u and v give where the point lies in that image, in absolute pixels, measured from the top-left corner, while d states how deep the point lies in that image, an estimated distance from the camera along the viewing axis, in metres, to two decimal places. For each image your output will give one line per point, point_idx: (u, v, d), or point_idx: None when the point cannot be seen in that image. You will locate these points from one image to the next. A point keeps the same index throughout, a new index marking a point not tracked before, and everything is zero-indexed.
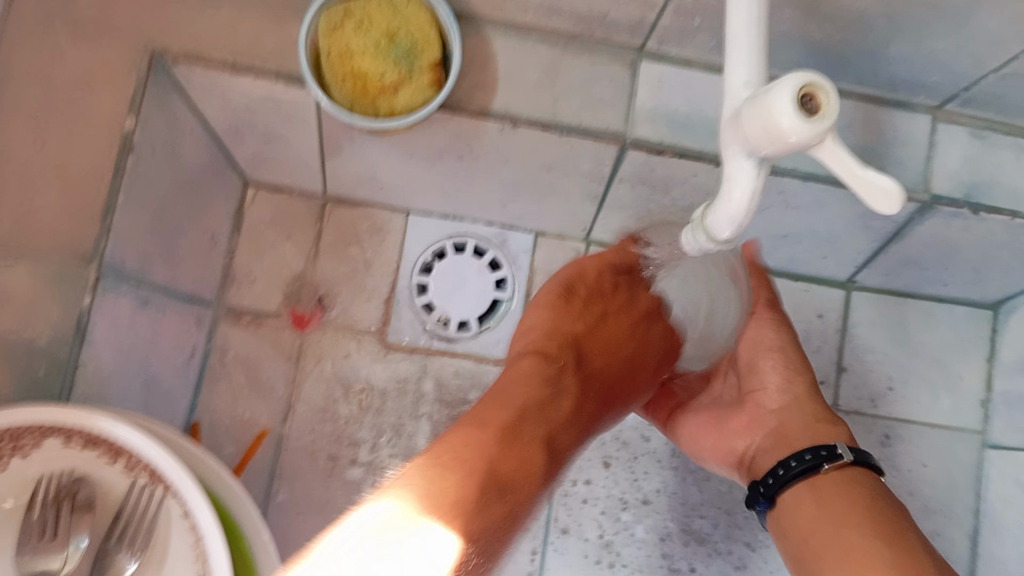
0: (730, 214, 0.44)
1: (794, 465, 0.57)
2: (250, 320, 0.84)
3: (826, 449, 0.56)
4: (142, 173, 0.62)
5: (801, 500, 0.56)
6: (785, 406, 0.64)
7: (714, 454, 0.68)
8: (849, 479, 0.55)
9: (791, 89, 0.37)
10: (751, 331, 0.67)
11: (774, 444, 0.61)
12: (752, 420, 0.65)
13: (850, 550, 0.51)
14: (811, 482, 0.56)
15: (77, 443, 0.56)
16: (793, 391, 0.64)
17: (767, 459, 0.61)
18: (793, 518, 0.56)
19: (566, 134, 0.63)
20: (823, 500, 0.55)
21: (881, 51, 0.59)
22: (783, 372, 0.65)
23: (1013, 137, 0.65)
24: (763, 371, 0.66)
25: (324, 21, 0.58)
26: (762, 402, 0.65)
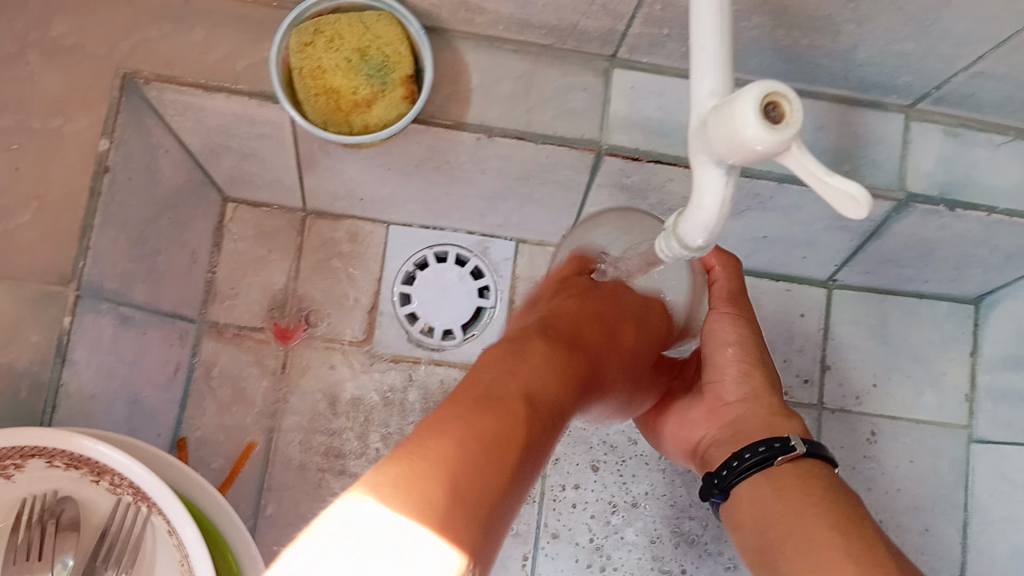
0: (701, 222, 0.44)
1: (748, 457, 0.55)
2: (234, 335, 0.84)
3: (779, 441, 0.54)
4: (119, 196, 0.62)
5: (759, 492, 0.53)
6: (744, 402, 0.61)
7: (680, 441, 0.66)
8: (805, 471, 0.53)
9: (755, 100, 0.37)
10: (710, 320, 0.62)
11: (726, 442, 0.59)
12: (712, 411, 0.62)
13: (807, 536, 0.48)
14: (766, 475, 0.54)
15: (61, 463, 0.55)
16: (751, 383, 0.61)
17: (721, 455, 0.59)
18: (749, 512, 0.53)
19: (542, 144, 0.63)
20: (780, 490, 0.52)
21: (850, 55, 0.59)
22: (743, 362, 0.61)
23: (988, 134, 0.65)
24: (719, 360, 0.62)
25: (294, 39, 0.58)
26: (720, 395, 0.62)
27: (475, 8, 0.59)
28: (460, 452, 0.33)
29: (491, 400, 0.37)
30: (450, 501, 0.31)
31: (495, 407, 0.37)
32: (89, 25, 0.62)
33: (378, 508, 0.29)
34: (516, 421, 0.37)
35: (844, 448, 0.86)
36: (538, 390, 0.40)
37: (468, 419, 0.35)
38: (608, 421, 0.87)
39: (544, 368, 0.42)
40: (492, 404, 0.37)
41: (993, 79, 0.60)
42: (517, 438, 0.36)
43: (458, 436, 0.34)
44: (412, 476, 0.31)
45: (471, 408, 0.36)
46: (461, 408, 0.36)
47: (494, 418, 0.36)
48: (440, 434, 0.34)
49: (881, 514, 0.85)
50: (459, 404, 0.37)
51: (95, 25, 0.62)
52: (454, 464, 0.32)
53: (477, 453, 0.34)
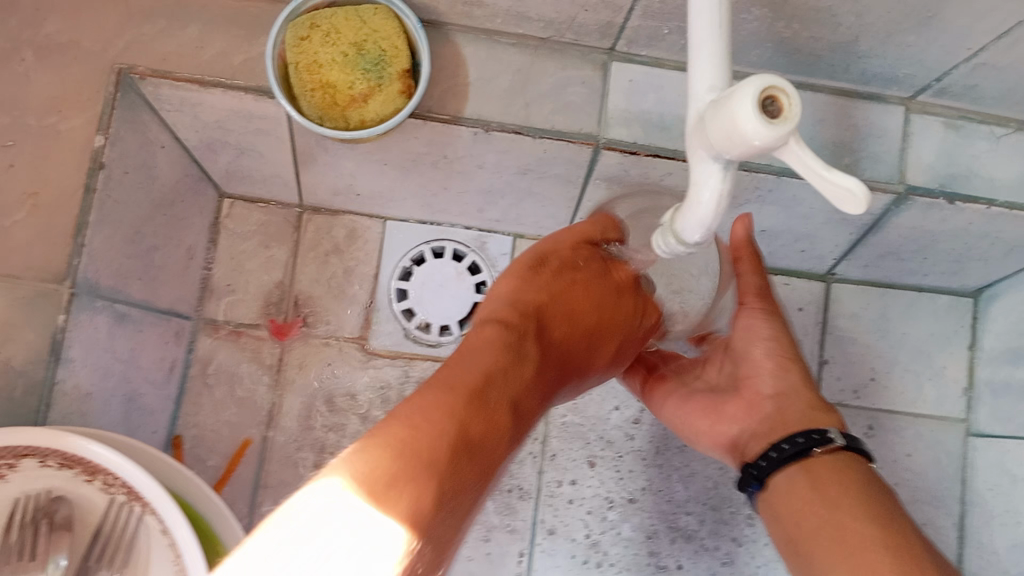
0: (698, 217, 0.44)
1: (788, 448, 0.54)
2: (230, 332, 0.83)
3: (819, 433, 0.54)
4: (114, 193, 0.62)
5: (795, 483, 0.53)
6: (781, 396, 0.59)
7: (703, 434, 0.64)
8: (844, 463, 0.53)
9: (752, 95, 0.37)
10: (745, 316, 0.60)
11: (765, 436, 0.58)
12: (745, 403, 0.60)
13: (845, 533, 0.49)
14: (802, 466, 0.53)
15: (54, 462, 0.55)
16: (789, 378, 0.59)
17: (761, 447, 0.58)
18: (787, 502, 0.53)
19: (540, 138, 0.63)
20: (819, 483, 0.52)
21: (850, 47, 0.59)
22: (779, 358, 0.60)
23: (988, 127, 0.65)
24: (756, 354, 0.60)
25: (290, 33, 0.58)
26: (754, 388, 0.60)
27: (473, 1, 0.59)
28: (434, 449, 0.37)
29: (468, 398, 0.42)
30: (423, 496, 0.35)
31: (481, 407, 0.43)
32: (83, 20, 0.61)
33: (358, 506, 0.32)
34: (487, 428, 0.41)
35: None
36: (506, 388, 0.46)
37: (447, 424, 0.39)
38: (604, 417, 0.87)
39: (520, 367, 0.49)
40: (479, 404, 0.43)
41: (995, 71, 0.59)
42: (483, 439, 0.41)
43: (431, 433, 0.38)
44: (388, 466, 0.35)
45: (446, 411, 0.40)
46: (445, 399, 0.41)
47: (480, 418, 0.42)
48: (415, 432, 0.38)
49: None
50: (439, 402, 0.41)
51: (89, 20, 0.62)
52: (424, 466, 0.36)
53: (448, 459, 0.38)
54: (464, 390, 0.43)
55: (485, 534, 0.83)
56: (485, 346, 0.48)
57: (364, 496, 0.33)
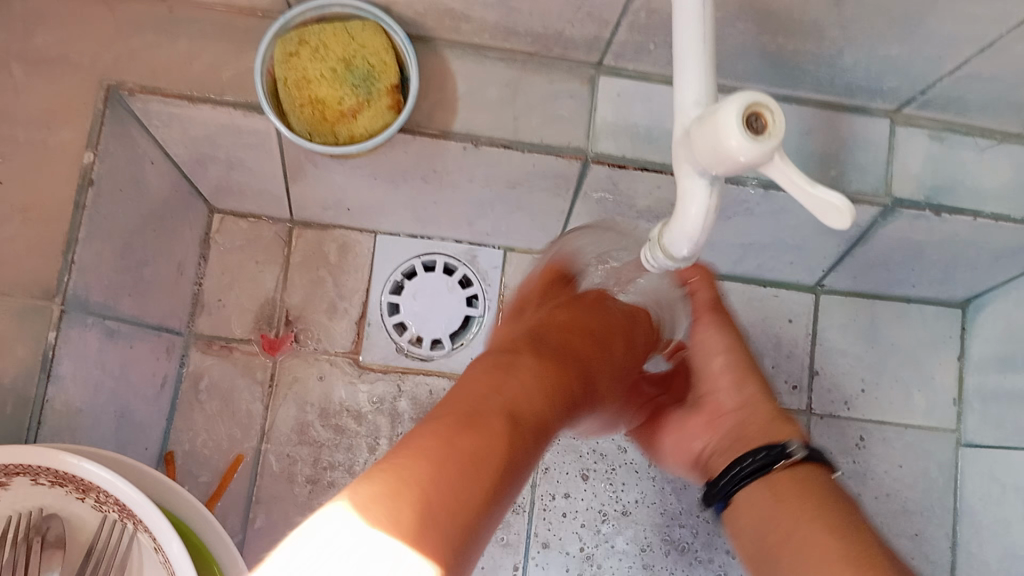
0: (686, 231, 0.44)
1: (747, 463, 0.54)
2: (221, 347, 0.83)
3: (778, 447, 0.54)
4: (104, 209, 0.62)
5: (756, 498, 0.53)
6: (741, 409, 0.59)
7: (680, 458, 0.64)
8: (803, 476, 0.52)
9: (737, 111, 0.37)
10: (697, 329, 0.63)
11: (728, 451, 0.57)
12: (709, 420, 0.61)
13: (807, 541, 0.47)
14: (764, 481, 0.53)
15: (45, 480, 0.54)
16: (748, 391, 0.60)
17: (722, 459, 0.58)
18: (749, 517, 0.52)
19: (529, 152, 0.63)
20: (778, 496, 0.51)
21: (835, 60, 0.59)
22: (735, 375, 0.61)
23: (973, 137, 0.66)
24: (713, 370, 0.62)
25: (279, 49, 0.58)
26: (717, 405, 0.61)
27: (460, 16, 0.59)
28: (430, 470, 0.35)
29: (492, 421, 0.40)
30: (432, 502, 0.34)
31: (477, 428, 0.39)
32: (72, 35, 0.62)
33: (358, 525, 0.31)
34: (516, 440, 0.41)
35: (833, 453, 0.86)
36: (508, 403, 0.43)
37: (452, 437, 0.38)
38: None
39: (521, 386, 0.44)
40: (473, 425, 0.40)
41: (979, 81, 0.60)
42: (491, 455, 0.39)
43: (439, 465, 0.36)
44: (389, 489, 0.34)
45: (438, 437, 0.38)
46: (450, 424, 0.39)
47: (475, 439, 0.39)
48: (420, 454, 0.36)
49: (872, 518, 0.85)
50: (435, 428, 0.39)
51: (79, 35, 0.62)
52: (430, 480, 0.35)
53: (462, 468, 0.37)
54: (458, 414, 0.40)
55: None
56: (476, 379, 0.45)
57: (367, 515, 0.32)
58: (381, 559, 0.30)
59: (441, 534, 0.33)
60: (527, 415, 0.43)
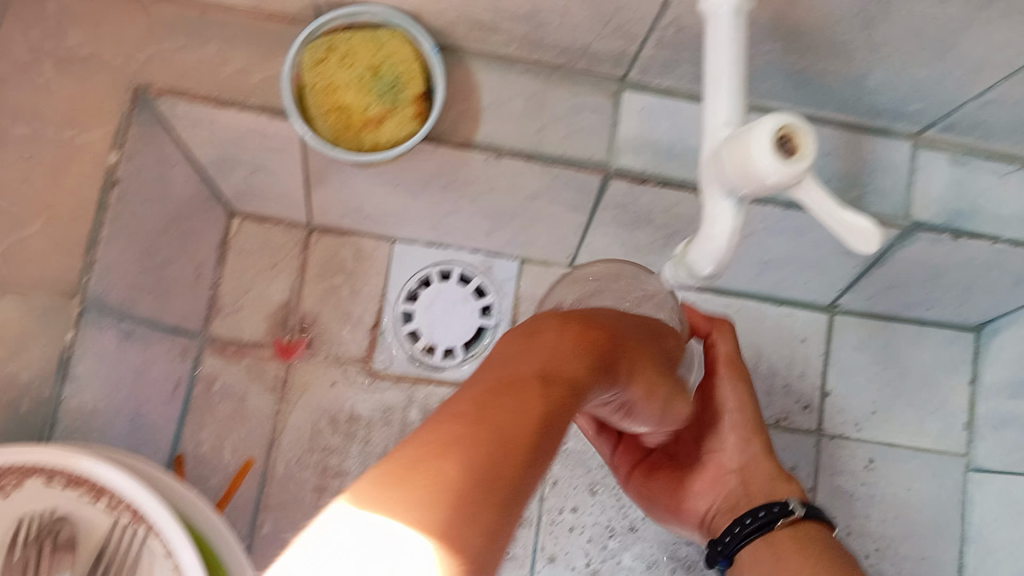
0: (709, 250, 0.44)
1: (749, 522, 0.59)
2: (235, 351, 0.83)
3: (780, 505, 0.59)
4: (127, 210, 0.62)
5: (759, 555, 0.58)
6: (744, 472, 0.64)
7: (674, 514, 0.68)
8: (802, 534, 0.58)
9: (770, 132, 0.38)
10: (710, 386, 0.63)
11: (733, 511, 0.63)
12: (710, 481, 0.65)
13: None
14: (766, 538, 0.59)
15: (60, 481, 0.55)
16: (752, 452, 0.64)
17: (726, 523, 0.63)
18: (752, 573, 0.58)
19: (549, 165, 0.63)
20: (780, 555, 0.57)
21: (862, 81, 0.60)
22: (740, 436, 0.64)
23: (993, 162, 0.66)
24: (721, 431, 0.64)
25: (307, 55, 0.58)
26: (720, 465, 0.64)
27: (489, 27, 0.59)
28: (479, 432, 0.29)
29: (527, 390, 0.31)
30: (474, 482, 0.27)
31: (511, 396, 0.31)
32: (102, 37, 0.62)
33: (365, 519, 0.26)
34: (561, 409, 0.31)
35: (842, 474, 0.86)
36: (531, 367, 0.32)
37: (488, 401, 0.30)
38: None
39: (551, 348, 0.34)
40: (507, 392, 0.31)
41: (1003, 108, 0.60)
42: (516, 438, 0.29)
43: (474, 424, 0.29)
44: (406, 484, 0.27)
45: (475, 397, 0.31)
46: (476, 386, 0.32)
47: (510, 412, 0.30)
48: (429, 430, 0.29)
49: (879, 541, 0.85)
50: (470, 386, 0.32)
51: (109, 38, 0.62)
52: (471, 447, 0.28)
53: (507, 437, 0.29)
54: (489, 382, 0.31)
55: None
56: (508, 328, 0.38)
57: (373, 499, 0.27)
58: (387, 558, 0.25)
59: (476, 510, 0.27)
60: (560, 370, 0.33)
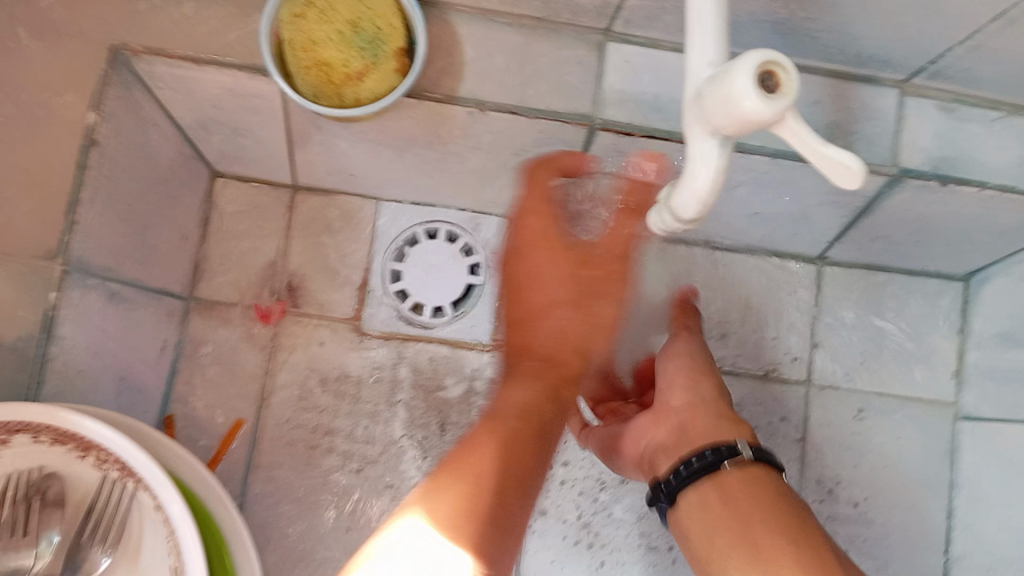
0: (694, 194, 0.44)
1: (697, 463, 0.59)
2: (223, 312, 0.83)
3: (728, 446, 0.59)
4: (107, 170, 0.62)
5: (706, 497, 0.58)
6: (689, 406, 0.65)
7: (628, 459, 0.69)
8: (752, 476, 0.57)
9: (751, 71, 0.37)
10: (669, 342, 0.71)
11: (674, 445, 0.63)
12: (656, 419, 0.66)
13: (757, 552, 0.52)
14: (712, 481, 0.58)
15: (47, 439, 0.55)
16: (697, 391, 0.66)
17: (667, 459, 0.62)
18: (694, 516, 0.58)
19: (534, 118, 0.63)
20: (728, 497, 0.56)
21: (845, 29, 0.59)
22: (686, 373, 0.68)
23: (982, 109, 0.66)
24: (671, 378, 0.68)
25: (286, 10, 0.57)
26: (667, 403, 0.66)
27: None
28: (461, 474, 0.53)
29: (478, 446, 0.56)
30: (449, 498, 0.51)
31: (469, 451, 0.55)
32: None
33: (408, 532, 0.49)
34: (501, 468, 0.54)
35: (831, 425, 0.86)
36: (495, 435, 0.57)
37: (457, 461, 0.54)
38: None
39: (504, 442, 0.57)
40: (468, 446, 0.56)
41: (989, 53, 0.59)
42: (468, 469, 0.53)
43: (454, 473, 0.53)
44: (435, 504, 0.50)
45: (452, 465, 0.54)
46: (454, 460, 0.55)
47: (471, 455, 0.55)
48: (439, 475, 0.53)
49: (868, 488, 0.86)
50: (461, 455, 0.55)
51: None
52: (450, 483, 0.52)
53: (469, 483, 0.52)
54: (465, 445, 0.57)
55: None
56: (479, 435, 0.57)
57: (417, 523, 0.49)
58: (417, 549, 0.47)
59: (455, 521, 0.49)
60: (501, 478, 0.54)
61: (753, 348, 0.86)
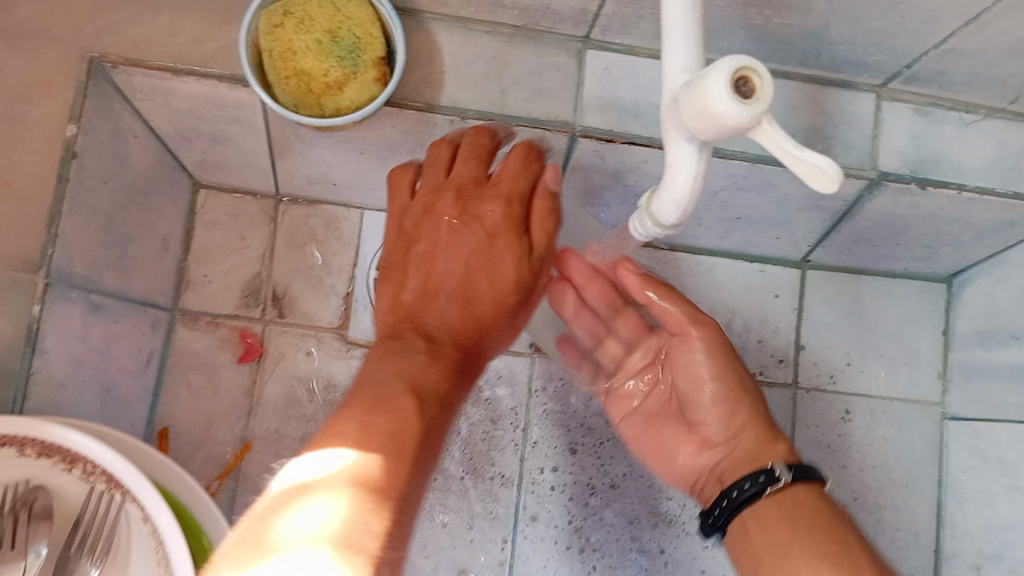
0: (673, 198, 0.44)
1: (736, 495, 0.59)
2: (208, 322, 0.83)
3: (765, 473, 0.59)
4: (87, 182, 0.62)
5: (747, 529, 0.58)
6: (732, 437, 0.64)
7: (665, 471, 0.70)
8: (789, 497, 0.58)
9: (725, 76, 0.37)
10: (682, 349, 0.65)
11: (720, 484, 0.64)
12: (700, 446, 0.66)
13: None
14: (754, 508, 0.59)
15: (31, 453, 0.54)
16: (734, 422, 0.64)
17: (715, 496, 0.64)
18: (741, 546, 0.58)
19: (516, 127, 0.63)
20: (769, 526, 0.57)
21: (821, 35, 0.60)
22: (723, 400, 0.64)
23: (957, 113, 0.66)
24: (705, 399, 0.65)
25: (264, 21, 0.57)
26: (708, 434, 0.65)
27: None
28: (376, 426, 0.46)
29: (399, 399, 0.48)
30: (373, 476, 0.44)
31: (388, 405, 0.47)
32: (56, 9, 0.61)
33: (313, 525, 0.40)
34: (427, 413, 0.48)
35: (818, 427, 0.87)
36: (416, 376, 0.50)
37: (366, 421, 0.46)
38: (585, 402, 0.87)
39: (422, 368, 0.50)
40: (385, 403, 0.47)
41: (963, 56, 0.60)
42: (393, 423, 0.46)
43: (361, 439, 0.45)
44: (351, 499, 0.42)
45: (361, 425, 0.46)
46: (354, 417, 0.46)
47: (389, 414, 0.47)
48: (348, 435, 0.45)
49: (856, 490, 0.86)
50: (350, 414, 0.47)
51: (60, 11, 0.61)
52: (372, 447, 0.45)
53: (390, 452, 0.45)
54: (367, 399, 0.47)
55: (467, 522, 0.84)
56: (374, 360, 0.51)
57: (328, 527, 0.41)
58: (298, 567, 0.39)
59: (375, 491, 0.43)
60: (417, 380, 0.49)
61: (738, 351, 0.87)
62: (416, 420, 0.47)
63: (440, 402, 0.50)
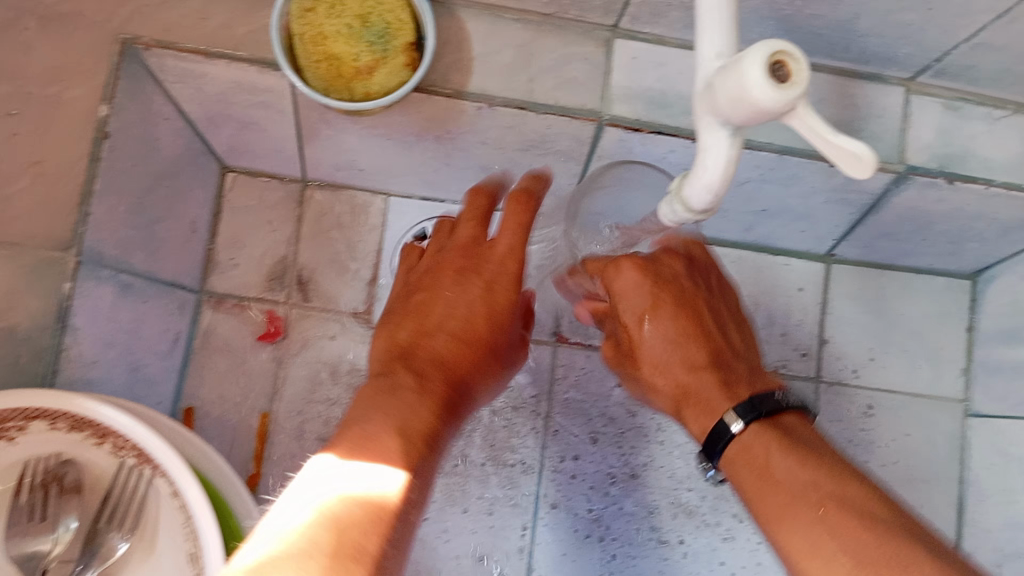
0: (706, 182, 0.44)
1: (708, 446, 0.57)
2: (233, 305, 0.84)
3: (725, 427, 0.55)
4: (119, 163, 0.62)
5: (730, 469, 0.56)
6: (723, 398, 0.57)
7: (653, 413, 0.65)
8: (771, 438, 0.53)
9: (762, 61, 0.37)
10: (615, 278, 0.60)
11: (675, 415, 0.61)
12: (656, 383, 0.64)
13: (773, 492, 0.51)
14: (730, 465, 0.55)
15: (63, 426, 0.56)
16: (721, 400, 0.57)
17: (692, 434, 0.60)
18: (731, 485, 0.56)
19: (543, 113, 0.64)
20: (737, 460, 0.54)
21: (850, 27, 0.59)
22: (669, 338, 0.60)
23: (987, 107, 0.66)
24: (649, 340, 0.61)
25: (296, 5, 0.58)
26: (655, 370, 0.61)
27: None
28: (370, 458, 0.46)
29: (383, 437, 0.48)
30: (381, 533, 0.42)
31: (370, 443, 0.47)
32: None
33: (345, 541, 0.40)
34: (411, 452, 0.48)
35: (840, 422, 0.86)
36: (398, 416, 0.50)
37: (352, 456, 0.46)
38: (607, 392, 0.87)
39: (405, 393, 0.52)
40: (369, 440, 0.47)
41: (993, 50, 0.60)
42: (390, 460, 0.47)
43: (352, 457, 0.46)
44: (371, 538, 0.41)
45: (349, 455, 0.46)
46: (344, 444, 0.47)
47: (374, 450, 0.47)
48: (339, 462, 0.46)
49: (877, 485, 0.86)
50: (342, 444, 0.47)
51: None
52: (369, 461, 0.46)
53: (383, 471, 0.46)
54: (353, 437, 0.48)
55: (488, 508, 0.84)
56: (364, 394, 0.52)
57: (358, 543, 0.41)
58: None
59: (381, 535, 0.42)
60: (408, 422, 0.50)
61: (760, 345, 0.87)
62: (401, 458, 0.47)
63: (427, 437, 0.50)
